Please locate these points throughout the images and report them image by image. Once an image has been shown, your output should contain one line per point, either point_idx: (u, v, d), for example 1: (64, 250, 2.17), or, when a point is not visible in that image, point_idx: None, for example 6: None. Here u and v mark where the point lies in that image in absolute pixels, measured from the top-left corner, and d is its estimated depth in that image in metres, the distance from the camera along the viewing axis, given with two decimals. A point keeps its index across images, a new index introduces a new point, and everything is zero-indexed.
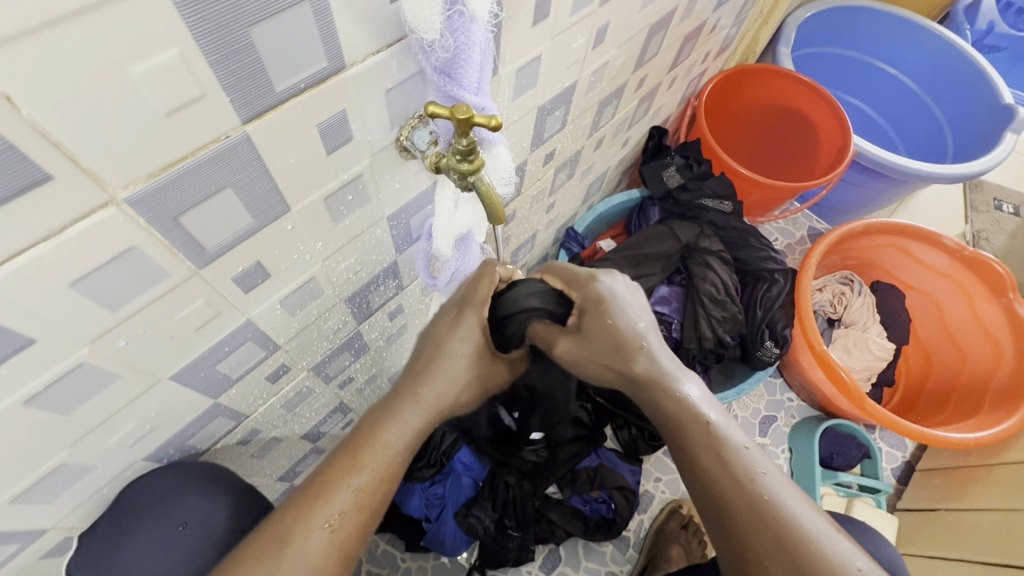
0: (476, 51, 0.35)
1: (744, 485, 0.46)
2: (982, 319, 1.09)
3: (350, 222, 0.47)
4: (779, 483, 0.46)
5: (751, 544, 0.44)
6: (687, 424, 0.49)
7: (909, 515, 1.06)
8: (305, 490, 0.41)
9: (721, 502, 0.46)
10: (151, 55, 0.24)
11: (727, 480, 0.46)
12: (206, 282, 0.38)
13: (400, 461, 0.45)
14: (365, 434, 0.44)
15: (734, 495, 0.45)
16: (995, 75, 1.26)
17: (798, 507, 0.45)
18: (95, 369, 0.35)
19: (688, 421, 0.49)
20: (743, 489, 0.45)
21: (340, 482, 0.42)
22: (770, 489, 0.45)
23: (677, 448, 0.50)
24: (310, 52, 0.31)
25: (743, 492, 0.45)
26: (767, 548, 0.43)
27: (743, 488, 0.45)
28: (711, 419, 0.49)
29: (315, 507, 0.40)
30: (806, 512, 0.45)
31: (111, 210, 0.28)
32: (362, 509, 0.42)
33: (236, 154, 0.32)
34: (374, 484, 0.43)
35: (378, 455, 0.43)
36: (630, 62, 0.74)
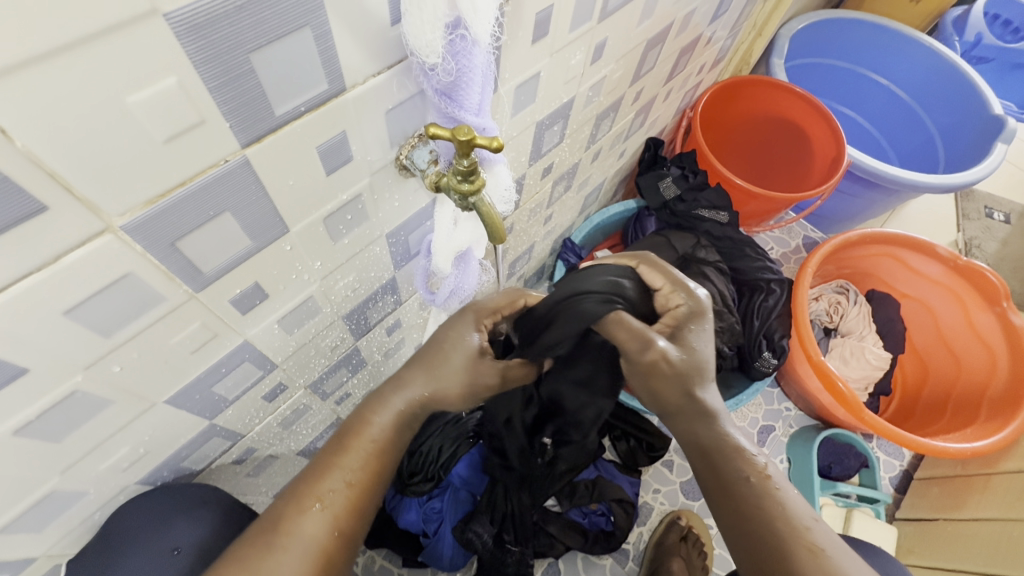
0: (477, 73, 0.35)
1: (797, 539, 0.43)
2: (978, 328, 1.09)
3: (348, 241, 0.46)
4: (834, 542, 0.43)
5: None
6: (744, 468, 0.46)
7: (908, 525, 1.06)
8: (303, 476, 0.42)
9: (772, 558, 0.43)
10: (149, 83, 0.24)
11: (782, 534, 0.43)
12: (203, 305, 0.37)
13: (391, 449, 0.45)
14: (357, 420, 0.44)
15: (786, 549, 0.43)
16: (984, 86, 1.28)
17: (856, 567, 0.42)
18: (89, 395, 0.35)
19: (745, 465, 0.46)
20: (796, 544, 0.43)
21: (334, 463, 0.42)
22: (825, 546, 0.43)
23: (727, 494, 0.47)
24: (310, 75, 0.31)
25: (802, 545, 0.42)
26: None
27: (798, 543, 0.43)
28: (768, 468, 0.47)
29: (314, 491, 0.41)
30: (864, 575, 0.42)
31: (108, 237, 0.28)
32: (359, 490, 0.42)
33: (234, 179, 0.31)
34: (368, 467, 0.43)
35: (368, 437, 0.44)
36: (627, 76, 0.74)
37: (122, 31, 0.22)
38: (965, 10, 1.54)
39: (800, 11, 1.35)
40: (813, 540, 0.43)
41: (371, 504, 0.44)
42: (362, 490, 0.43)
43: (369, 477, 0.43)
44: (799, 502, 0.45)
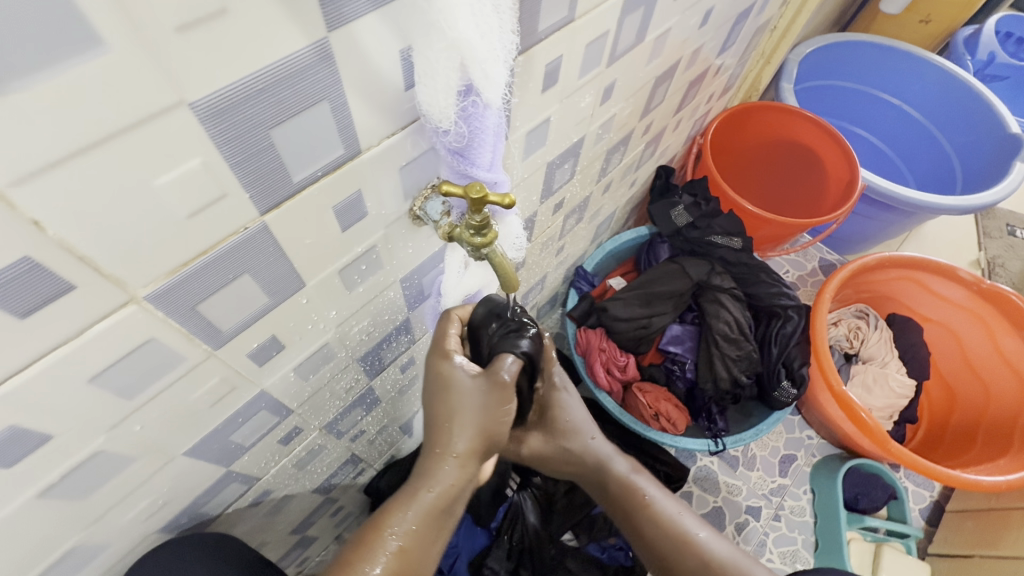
0: (490, 132, 0.36)
1: (682, 542, 0.60)
2: (1006, 353, 1.06)
3: (363, 289, 0.47)
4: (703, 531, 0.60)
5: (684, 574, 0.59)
6: (628, 496, 0.63)
7: (942, 561, 1.02)
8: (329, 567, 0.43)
9: (666, 562, 0.60)
10: (176, 166, 0.25)
11: (667, 541, 0.60)
12: (223, 360, 0.38)
13: (415, 545, 0.44)
14: (379, 515, 0.45)
15: (673, 550, 0.60)
16: (998, 105, 1.27)
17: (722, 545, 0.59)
18: (111, 455, 0.35)
19: (628, 495, 0.63)
20: (678, 546, 0.59)
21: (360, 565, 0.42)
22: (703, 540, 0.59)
23: (625, 516, 0.64)
24: (327, 143, 0.31)
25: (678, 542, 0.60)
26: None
27: (678, 543, 0.59)
28: (647, 493, 0.63)
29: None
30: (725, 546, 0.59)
31: (131, 307, 0.28)
32: None
33: (255, 243, 0.32)
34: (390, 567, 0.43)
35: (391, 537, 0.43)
36: (637, 112, 0.75)
37: (150, 122, 0.23)
38: (977, 30, 1.53)
39: (807, 35, 1.36)
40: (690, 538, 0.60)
41: None
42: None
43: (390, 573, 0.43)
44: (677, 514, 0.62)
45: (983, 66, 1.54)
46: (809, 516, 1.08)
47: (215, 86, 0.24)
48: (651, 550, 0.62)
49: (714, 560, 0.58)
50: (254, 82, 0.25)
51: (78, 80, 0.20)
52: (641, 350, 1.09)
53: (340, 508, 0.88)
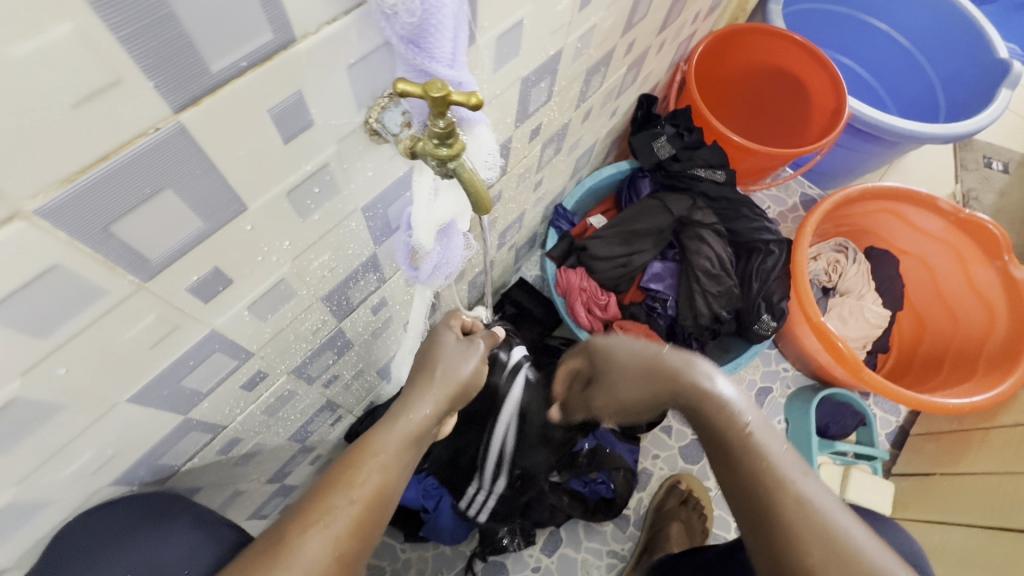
0: (449, 16, 0.31)
1: (786, 492, 0.45)
2: (977, 282, 1.08)
3: (318, 217, 0.42)
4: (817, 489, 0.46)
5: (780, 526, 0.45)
6: (725, 429, 0.49)
7: (904, 480, 1.07)
8: (306, 499, 0.41)
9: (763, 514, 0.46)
10: (38, 32, 0.20)
11: (761, 478, 0.47)
12: (157, 295, 0.33)
13: (395, 473, 0.45)
14: (362, 440, 0.46)
15: (767, 492, 0.46)
16: (988, 28, 1.22)
17: (840, 518, 0.45)
18: (33, 402, 0.31)
19: (726, 426, 0.49)
20: (775, 490, 0.46)
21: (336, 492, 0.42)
22: (813, 500, 0.45)
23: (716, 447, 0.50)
24: (249, 21, 0.26)
25: (782, 495, 0.46)
26: (791, 535, 0.45)
27: (780, 488, 0.46)
28: (749, 423, 0.49)
29: (317, 509, 0.40)
30: (847, 518, 0.45)
31: (20, 225, 0.24)
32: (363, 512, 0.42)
33: (173, 149, 0.27)
34: (373, 487, 0.43)
35: (372, 454, 0.44)
36: (619, 25, 0.68)
37: None
38: None
39: None
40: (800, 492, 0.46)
41: (374, 527, 0.43)
42: (368, 507, 0.42)
43: (374, 495, 0.43)
44: (784, 456, 0.48)
45: None
46: None
47: None
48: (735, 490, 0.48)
49: (832, 536, 0.44)
50: None
51: None
52: (622, 288, 1.07)
53: (319, 454, 0.86)
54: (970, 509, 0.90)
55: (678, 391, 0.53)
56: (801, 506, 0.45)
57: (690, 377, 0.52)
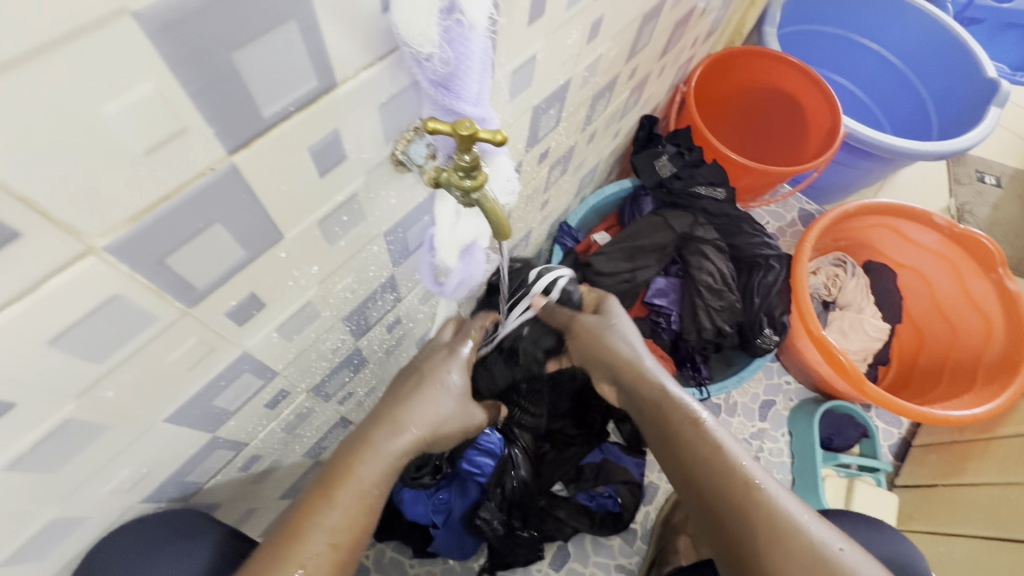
0: (476, 61, 0.33)
1: (735, 478, 0.49)
2: (974, 295, 1.10)
3: (345, 242, 0.44)
4: (771, 482, 0.49)
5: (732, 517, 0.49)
6: (671, 411, 0.54)
7: (907, 492, 1.09)
8: (287, 523, 0.42)
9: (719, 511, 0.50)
10: (124, 91, 0.22)
11: (711, 472, 0.50)
12: (199, 320, 0.35)
13: (376, 505, 0.44)
14: (341, 468, 0.44)
15: (730, 491, 0.49)
16: (976, 48, 1.26)
17: (788, 502, 0.48)
18: (83, 423, 0.33)
19: (671, 408, 0.54)
20: (739, 487, 0.49)
21: (313, 524, 0.41)
22: (776, 501, 0.48)
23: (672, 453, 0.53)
24: (298, 71, 0.28)
25: (735, 485, 0.49)
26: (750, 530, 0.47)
27: (740, 488, 0.49)
28: (696, 411, 0.53)
29: (296, 554, 0.40)
30: (792, 503, 0.48)
31: (90, 260, 0.26)
32: (343, 551, 0.42)
33: (225, 187, 0.29)
34: (354, 525, 0.42)
35: (354, 489, 0.43)
36: (623, 53, 0.71)
37: (89, 35, 0.20)
38: None
39: None
40: (749, 477, 0.49)
41: (356, 559, 0.43)
42: (347, 544, 0.42)
43: (354, 531, 0.42)
44: (734, 445, 0.52)
45: (962, 9, 1.58)
46: (786, 456, 1.12)
47: None
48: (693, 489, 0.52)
49: (796, 537, 0.46)
50: None
51: None
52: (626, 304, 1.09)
53: None
54: (973, 520, 0.91)
55: (634, 389, 0.57)
56: (756, 501, 0.48)
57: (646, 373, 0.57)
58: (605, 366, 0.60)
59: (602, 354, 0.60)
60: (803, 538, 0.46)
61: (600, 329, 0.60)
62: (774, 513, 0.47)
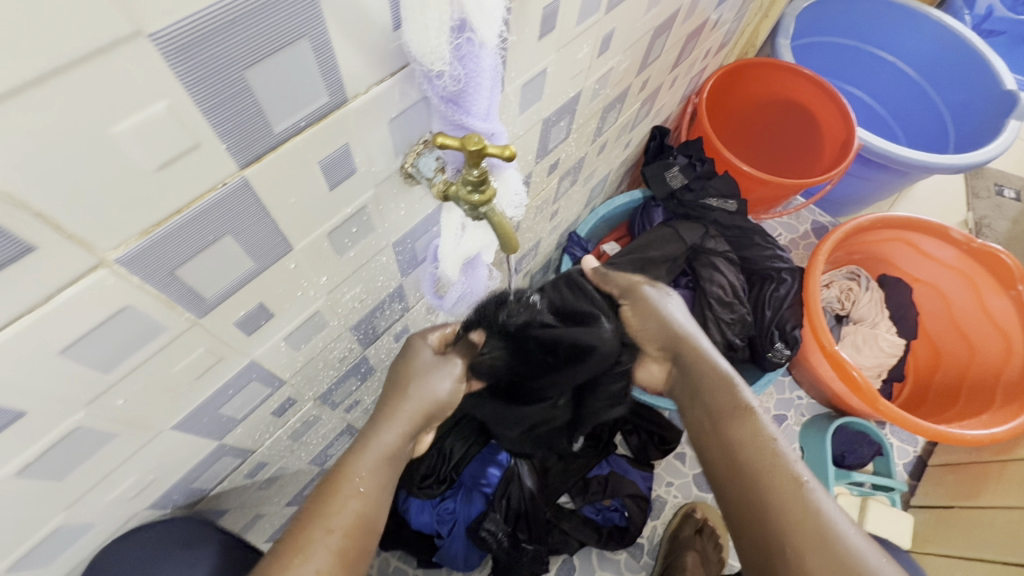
0: (485, 77, 0.34)
1: (779, 462, 0.47)
2: (992, 312, 1.08)
3: (354, 253, 0.45)
4: (816, 482, 0.46)
5: (767, 493, 0.46)
6: (726, 393, 0.54)
7: (923, 513, 1.06)
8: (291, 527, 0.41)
9: (754, 485, 0.47)
10: (138, 110, 0.22)
11: (751, 449, 0.49)
12: (207, 330, 0.36)
13: (374, 493, 0.44)
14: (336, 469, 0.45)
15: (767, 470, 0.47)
16: (994, 60, 1.23)
17: (831, 505, 0.45)
18: (92, 431, 0.34)
19: (728, 392, 0.54)
20: (778, 471, 0.47)
21: (316, 526, 0.41)
22: (821, 500, 0.45)
23: (718, 423, 0.53)
24: (309, 89, 0.29)
25: (779, 467, 0.47)
26: (784, 509, 0.44)
27: (783, 476, 0.46)
28: (753, 404, 0.53)
29: (295, 545, 0.40)
30: (836, 508, 0.45)
31: (102, 272, 0.26)
32: (346, 540, 0.41)
33: (236, 201, 0.30)
34: (351, 514, 0.42)
35: (348, 484, 0.43)
36: (634, 66, 0.71)
37: (103, 57, 0.20)
38: None
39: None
40: (795, 468, 0.47)
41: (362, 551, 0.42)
42: (348, 536, 0.42)
43: (356, 520, 0.42)
44: (783, 438, 0.50)
45: (980, 21, 1.56)
46: None
47: (179, 15, 0.21)
48: (730, 462, 0.50)
49: (833, 533, 0.43)
50: (223, 12, 0.22)
51: (25, 11, 0.17)
52: None
53: None
54: (995, 544, 0.87)
55: (691, 364, 0.59)
56: (797, 491, 0.45)
57: (704, 357, 0.58)
58: (663, 339, 0.62)
59: (664, 327, 0.62)
60: (840, 544, 0.42)
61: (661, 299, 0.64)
62: (817, 511, 0.44)
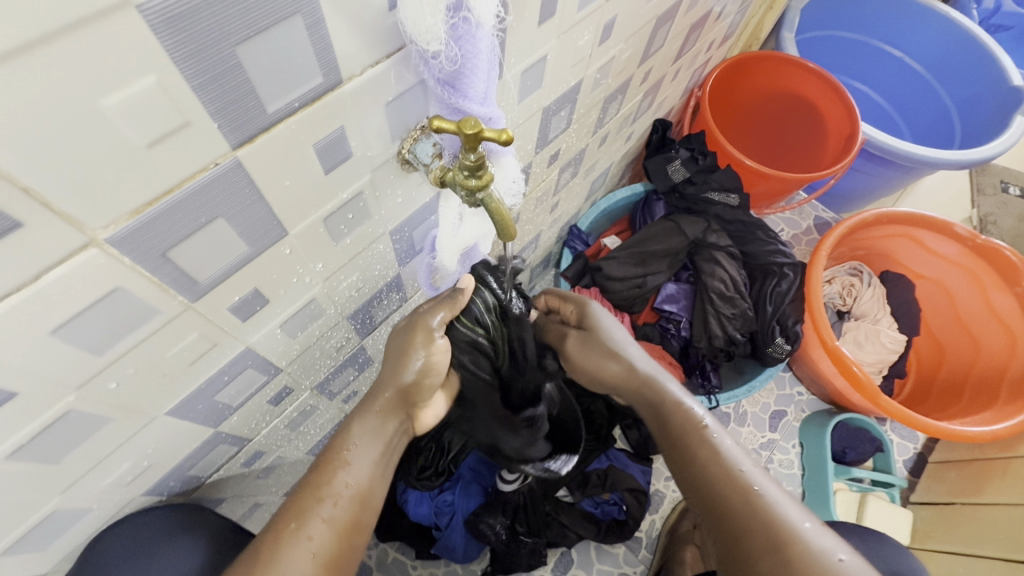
0: (483, 59, 0.33)
1: (734, 478, 0.47)
2: (997, 309, 1.07)
3: (351, 240, 0.44)
4: (773, 488, 0.46)
5: (725, 514, 0.46)
6: (677, 417, 0.52)
7: (923, 509, 1.06)
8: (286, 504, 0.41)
9: (713, 509, 0.47)
10: (127, 84, 0.22)
11: (706, 471, 0.48)
12: (201, 314, 0.35)
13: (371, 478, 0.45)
14: (332, 447, 0.45)
15: (725, 491, 0.47)
16: (1002, 55, 1.22)
17: (789, 508, 0.44)
18: (85, 414, 0.34)
19: (678, 415, 0.52)
20: (734, 490, 0.46)
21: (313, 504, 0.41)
22: (777, 505, 0.44)
23: (673, 450, 0.52)
24: (303, 67, 0.28)
25: (734, 483, 0.46)
26: (743, 527, 0.44)
27: (738, 492, 0.46)
28: (705, 421, 0.51)
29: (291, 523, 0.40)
30: (797, 510, 0.45)
31: (92, 252, 0.26)
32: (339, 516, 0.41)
33: (229, 182, 0.29)
34: (347, 494, 0.42)
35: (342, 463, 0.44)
36: (636, 56, 0.70)
37: (86, 27, 0.20)
38: None
39: None
40: (748, 481, 0.46)
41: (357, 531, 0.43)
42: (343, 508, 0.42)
43: (353, 498, 0.43)
44: (736, 449, 0.49)
45: (988, 15, 1.54)
46: (796, 468, 1.10)
47: None
48: (691, 488, 0.50)
49: (792, 539, 0.42)
50: None
51: None
52: (635, 309, 1.08)
53: None
54: (997, 541, 0.87)
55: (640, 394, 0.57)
56: (751, 505, 0.45)
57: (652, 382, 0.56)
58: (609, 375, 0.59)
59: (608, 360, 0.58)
60: (799, 547, 0.42)
61: (607, 330, 0.60)
62: (773, 518, 0.44)
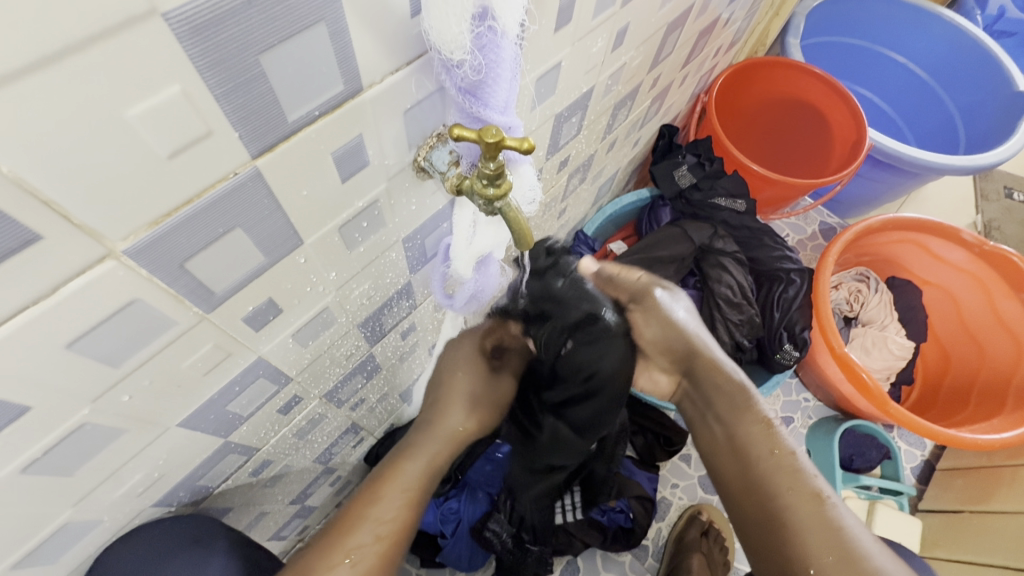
0: (505, 68, 0.33)
1: (798, 481, 0.50)
2: (1004, 315, 1.06)
3: (364, 249, 0.44)
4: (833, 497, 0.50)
5: (787, 511, 0.49)
6: (746, 414, 0.55)
7: (932, 516, 1.05)
8: (336, 523, 0.49)
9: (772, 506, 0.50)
10: (151, 94, 0.21)
11: (771, 470, 0.51)
12: (216, 325, 0.35)
13: (418, 496, 0.52)
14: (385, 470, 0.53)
15: (789, 492, 0.50)
16: (1007, 61, 1.22)
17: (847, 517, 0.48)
18: (98, 427, 0.33)
19: (747, 413, 0.55)
20: (800, 493, 0.49)
21: (363, 520, 0.48)
22: (839, 514, 0.48)
23: (737, 445, 0.55)
24: (326, 76, 0.28)
25: (799, 486, 0.50)
26: (805, 526, 0.48)
27: (803, 495, 0.49)
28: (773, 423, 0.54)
29: (343, 545, 0.47)
30: (852, 519, 0.49)
31: (110, 264, 0.25)
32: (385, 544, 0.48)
33: (247, 192, 0.29)
34: (396, 518, 0.50)
35: (396, 486, 0.51)
36: (646, 63, 0.70)
37: (114, 36, 0.19)
38: None
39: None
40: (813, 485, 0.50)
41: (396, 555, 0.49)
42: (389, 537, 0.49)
43: (397, 526, 0.49)
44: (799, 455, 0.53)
45: (992, 22, 1.54)
46: None
47: None
48: (749, 485, 0.52)
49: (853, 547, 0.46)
50: None
51: None
52: None
53: (340, 476, 0.86)
54: (1006, 550, 0.86)
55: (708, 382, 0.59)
56: (816, 508, 0.48)
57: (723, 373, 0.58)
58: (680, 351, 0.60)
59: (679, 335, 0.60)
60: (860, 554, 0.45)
61: (669, 306, 0.60)
62: (836, 524, 0.47)
